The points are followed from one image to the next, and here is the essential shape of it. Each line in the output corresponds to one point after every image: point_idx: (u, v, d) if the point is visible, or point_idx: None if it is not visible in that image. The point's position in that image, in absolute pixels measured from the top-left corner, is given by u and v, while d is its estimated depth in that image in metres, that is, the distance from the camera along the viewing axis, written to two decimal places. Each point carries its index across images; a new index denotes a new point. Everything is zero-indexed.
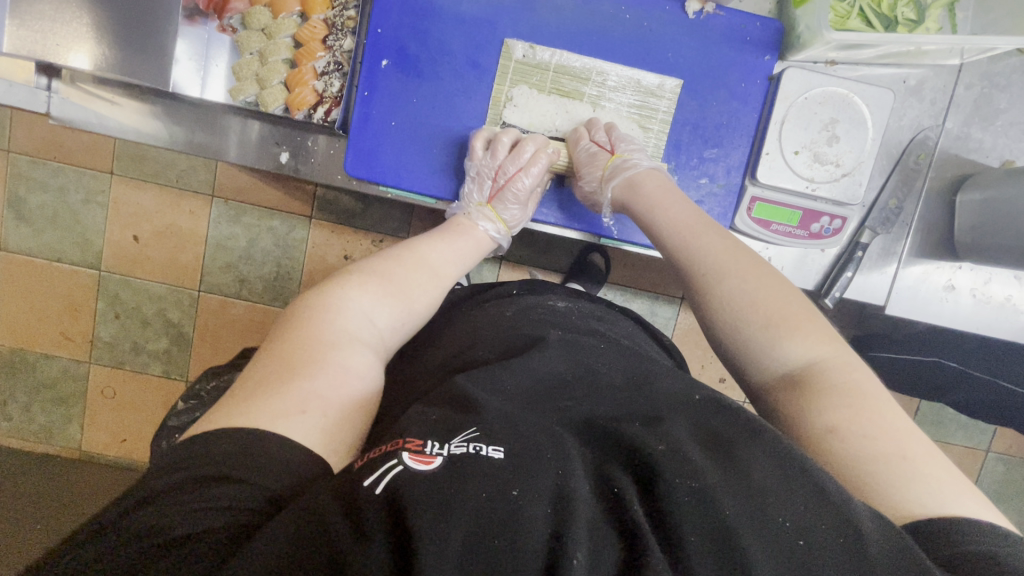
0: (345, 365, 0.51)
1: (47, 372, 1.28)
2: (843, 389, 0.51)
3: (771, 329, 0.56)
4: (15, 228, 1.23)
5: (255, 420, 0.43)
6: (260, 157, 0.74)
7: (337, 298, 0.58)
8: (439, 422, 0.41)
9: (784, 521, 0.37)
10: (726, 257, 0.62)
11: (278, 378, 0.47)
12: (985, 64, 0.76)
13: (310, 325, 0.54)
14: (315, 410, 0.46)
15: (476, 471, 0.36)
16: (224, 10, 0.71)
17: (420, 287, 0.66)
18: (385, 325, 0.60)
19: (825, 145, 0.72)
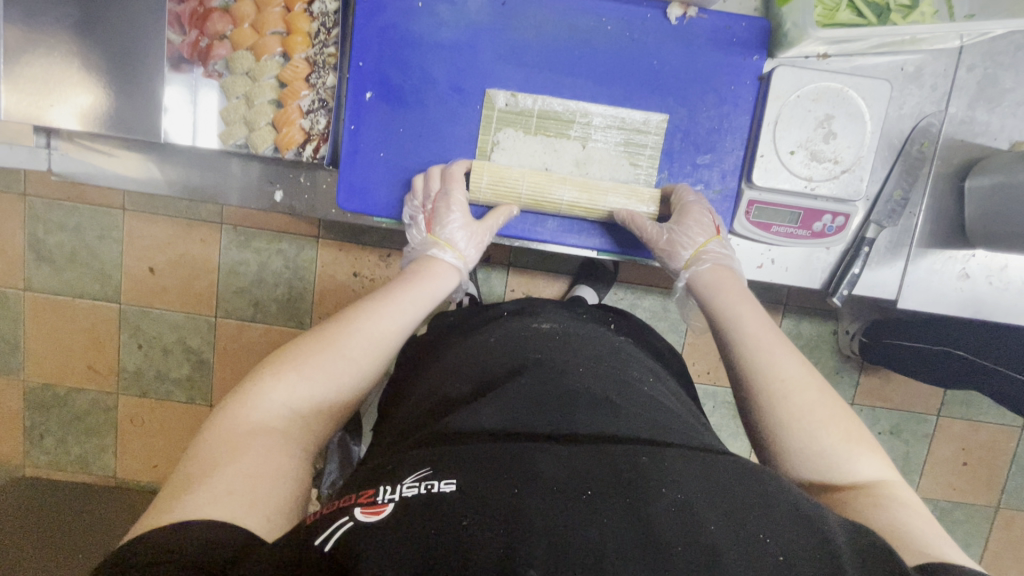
0: (265, 452, 0.46)
1: (77, 405, 1.32)
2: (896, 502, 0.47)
3: (848, 442, 0.51)
4: (37, 268, 1.27)
5: (181, 507, 0.40)
6: (257, 198, 0.76)
7: (257, 390, 0.51)
8: (394, 473, 0.40)
9: (759, 535, 0.35)
10: (799, 372, 0.56)
11: (202, 469, 0.44)
12: (987, 44, 0.74)
13: (222, 423, 0.48)
14: (242, 490, 0.43)
15: (430, 506, 0.35)
16: (208, 56, 0.72)
17: (350, 340, 0.57)
18: (309, 411, 0.52)
19: (822, 142, 0.71)
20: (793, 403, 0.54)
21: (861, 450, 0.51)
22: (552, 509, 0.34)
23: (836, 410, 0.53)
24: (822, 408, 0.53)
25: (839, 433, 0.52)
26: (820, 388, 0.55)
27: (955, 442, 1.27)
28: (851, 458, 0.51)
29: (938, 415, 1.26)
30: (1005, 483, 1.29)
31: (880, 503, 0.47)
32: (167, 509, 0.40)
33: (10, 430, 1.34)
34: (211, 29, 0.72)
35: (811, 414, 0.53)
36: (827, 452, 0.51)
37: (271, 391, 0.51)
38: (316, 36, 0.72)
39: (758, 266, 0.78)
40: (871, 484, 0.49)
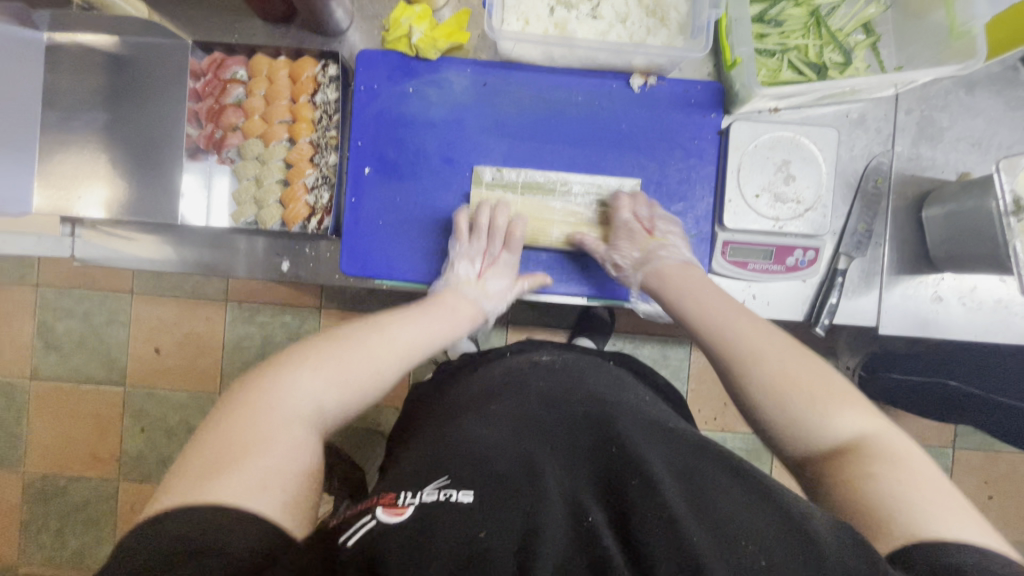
0: (276, 462, 0.48)
1: (77, 494, 1.31)
2: (895, 461, 0.52)
3: (817, 406, 0.57)
4: (45, 356, 1.30)
5: (219, 495, 0.44)
6: (265, 270, 0.81)
7: (291, 377, 0.55)
8: (415, 479, 0.49)
9: (744, 544, 0.41)
10: (755, 338, 0.63)
11: (233, 453, 0.47)
12: (919, 90, 0.82)
13: (250, 408, 0.52)
14: (277, 485, 0.46)
15: (446, 518, 0.44)
16: (223, 145, 0.80)
17: (382, 359, 0.62)
18: (332, 411, 0.56)
19: (783, 184, 0.77)
20: (750, 375, 0.61)
21: (841, 406, 0.57)
22: (555, 526, 0.43)
23: (800, 370, 0.59)
24: (797, 372, 0.59)
25: (804, 398, 0.57)
26: (787, 354, 0.61)
27: (977, 474, 1.25)
28: (831, 413, 0.56)
29: (954, 447, 1.25)
30: None
31: (871, 473, 0.51)
32: (207, 491, 0.44)
33: (8, 525, 1.32)
34: (225, 121, 0.79)
35: (774, 381, 0.59)
36: (799, 415, 0.57)
37: (295, 374, 0.55)
38: (319, 122, 0.79)
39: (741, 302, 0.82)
40: (855, 445, 0.54)
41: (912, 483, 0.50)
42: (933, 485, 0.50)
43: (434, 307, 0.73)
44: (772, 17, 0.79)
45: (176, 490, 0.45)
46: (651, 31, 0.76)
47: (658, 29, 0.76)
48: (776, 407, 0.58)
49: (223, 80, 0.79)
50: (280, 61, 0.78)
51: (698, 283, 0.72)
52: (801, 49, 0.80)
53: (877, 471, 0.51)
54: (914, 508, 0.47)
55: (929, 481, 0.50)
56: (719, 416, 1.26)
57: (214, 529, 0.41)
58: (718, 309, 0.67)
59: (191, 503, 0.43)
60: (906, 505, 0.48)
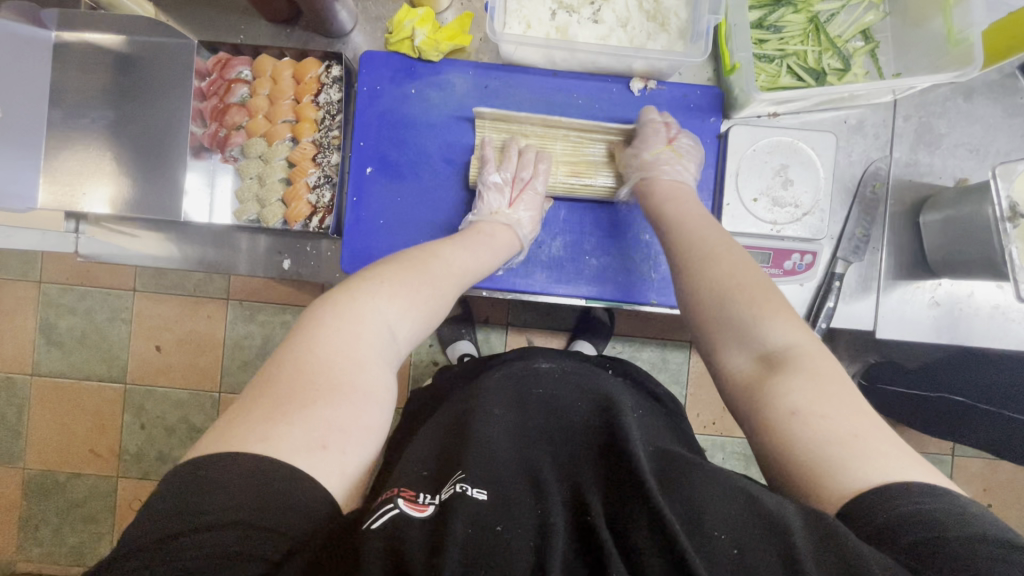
0: (364, 394, 0.51)
1: (77, 490, 1.31)
2: (810, 372, 0.52)
3: (754, 313, 0.57)
4: (47, 352, 1.31)
5: (277, 449, 0.44)
6: (266, 268, 0.81)
7: (367, 301, 0.57)
8: (430, 479, 0.50)
9: (717, 534, 0.42)
10: (698, 232, 0.66)
11: (300, 399, 0.48)
12: (917, 97, 0.83)
13: (327, 330, 0.53)
14: (336, 446, 0.47)
15: (463, 509, 0.44)
16: (226, 144, 0.80)
17: (442, 292, 0.64)
18: (404, 338, 0.60)
19: (781, 189, 0.78)
20: (699, 270, 0.62)
21: (772, 316, 0.56)
22: (565, 526, 0.44)
23: (747, 280, 0.60)
24: (734, 277, 0.60)
25: (748, 306, 0.58)
26: (738, 266, 0.61)
27: (976, 482, 1.25)
28: (755, 325, 0.56)
29: (952, 454, 1.25)
30: None
31: (797, 410, 0.49)
32: (263, 439, 0.44)
33: (7, 521, 1.33)
34: (229, 121, 0.80)
35: (713, 284, 0.60)
36: (737, 321, 0.57)
37: (372, 301, 0.57)
38: (322, 122, 0.80)
39: None
40: (781, 355, 0.54)
41: (838, 415, 0.48)
42: (863, 413, 0.49)
43: (473, 237, 0.73)
44: (771, 23, 0.80)
45: (239, 431, 0.45)
46: (651, 35, 0.77)
47: (658, 34, 0.77)
48: (716, 316, 0.59)
49: (227, 79, 0.79)
50: (284, 62, 0.78)
51: (676, 192, 0.72)
52: (800, 55, 0.80)
53: (798, 379, 0.51)
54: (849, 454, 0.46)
55: (849, 401, 0.50)
56: (717, 420, 1.26)
57: (259, 495, 0.41)
58: (674, 219, 0.69)
59: (242, 454, 0.43)
60: (839, 443, 0.46)
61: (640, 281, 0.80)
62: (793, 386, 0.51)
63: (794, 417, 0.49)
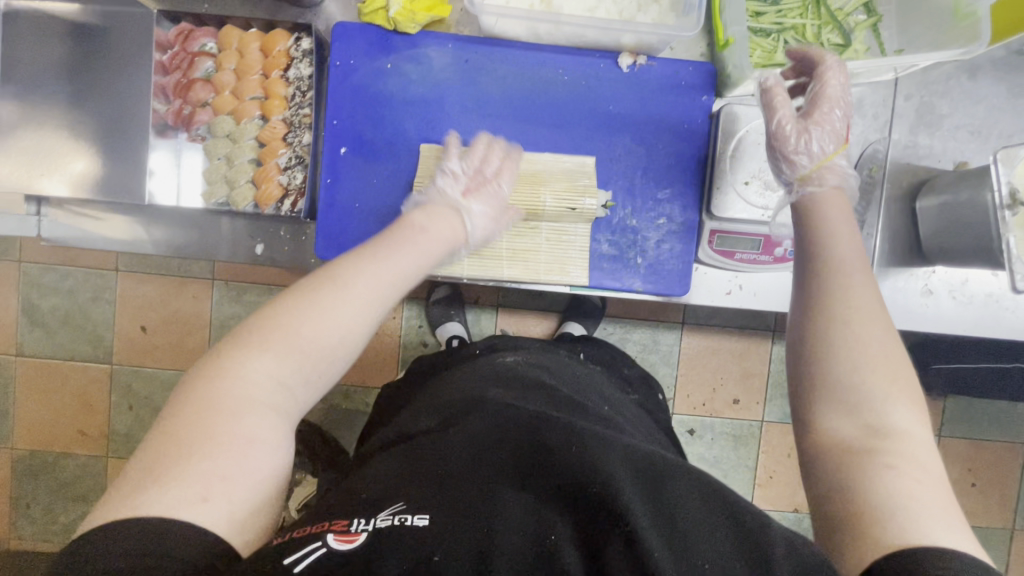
0: (248, 435, 0.45)
1: (67, 470, 1.31)
2: (910, 460, 0.47)
3: (892, 385, 0.50)
4: (30, 333, 1.28)
5: (166, 508, 0.40)
6: (237, 252, 0.78)
7: (240, 363, 0.47)
8: (364, 500, 0.45)
9: (698, 559, 0.40)
10: (850, 262, 0.55)
11: (169, 456, 0.42)
12: (919, 75, 0.79)
13: (229, 371, 0.47)
14: (221, 494, 0.42)
15: (399, 541, 0.41)
16: (191, 122, 0.76)
17: (358, 279, 0.52)
18: (288, 371, 0.49)
19: (774, 171, 0.73)
20: (856, 330, 0.51)
21: (902, 396, 0.50)
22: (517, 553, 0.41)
23: (887, 350, 0.51)
24: (884, 342, 0.51)
25: (886, 380, 0.50)
26: (890, 338, 0.52)
27: (960, 462, 1.26)
28: (888, 402, 0.49)
29: (939, 435, 1.24)
30: (1017, 501, 1.26)
31: (894, 465, 0.46)
32: (138, 504, 0.40)
33: None
34: (194, 97, 0.76)
35: (844, 345, 0.51)
36: (869, 384, 0.50)
37: (253, 363, 0.47)
38: (292, 99, 0.75)
39: (727, 292, 0.81)
40: (894, 437, 0.48)
41: (927, 511, 0.44)
42: (947, 508, 0.45)
43: (404, 233, 0.58)
44: None
45: (142, 500, 0.40)
46: (641, 7, 0.72)
47: (649, 5, 0.72)
48: (829, 366, 0.51)
49: (191, 52, 0.76)
50: (251, 35, 0.74)
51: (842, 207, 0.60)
52: (798, 29, 0.76)
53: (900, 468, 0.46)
54: (931, 525, 0.43)
55: (948, 498, 0.46)
56: (708, 402, 1.25)
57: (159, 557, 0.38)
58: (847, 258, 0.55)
59: (127, 523, 0.39)
60: (925, 539, 0.42)
61: (629, 266, 0.78)
62: (896, 474, 0.46)
63: (892, 473, 0.46)
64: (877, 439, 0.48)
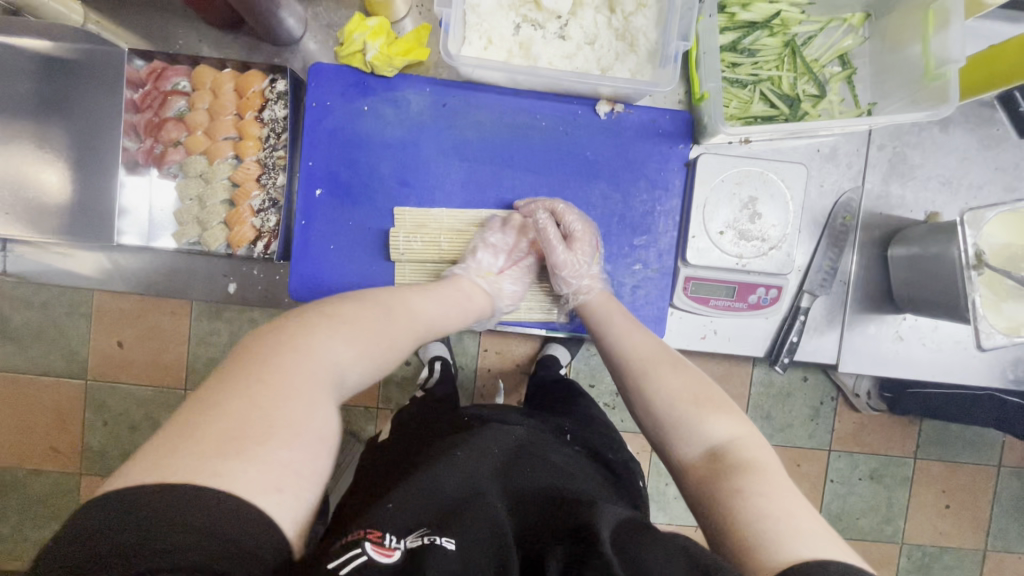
0: (312, 427, 0.43)
1: (38, 487, 1.28)
2: (750, 465, 0.49)
3: (697, 406, 0.55)
4: (1, 347, 1.24)
5: (228, 479, 0.37)
6: (209, 291, 0.78)
7: (314, 341, 0.47)
8: (396, 516, 0.47)
9: None
10: (650, 350, 0.63)
11: (249, 429, 0.40)
12: (892, 126, 0.80)
13: (302, 361, 0.45)
14: (291, 488, 0.40)
15: (435, 560, 0.43)
16: (162, 161, 0.74)
17: (400, 331, 0.57)
18: (354, 382, 0.50)
19: (748, 222, 0.75)
20: (652, 381, 0.59)
21: (712, 413, 0.54)
22: None
23: (684, 382, 0.58)
24: (685, 385, 0.58)
25: (688, 402, 0.56)
26: (676, 368, 0.60)
27: (935, 486, 1.19)
28: (698, 423, 0.54)
29: (915, 456, 1.17)
30: (989, 525, 1.20)
31: (741, 489, 0.46)
32: (215, 473, 0.37)
33: None
34: (166, 136, 0.74)
35: (657, 390, 0.58)
36: (681, 417, 0.55)
37: (329, 344, 0.48)
38: (267, 140, 0.74)
39: (702, 337, 0.80)
40: (725, 449, 0.51)
41: (783, 511, 0.44)
42: (800, 504, 0.45)
43: (446, 289, 0.67)
44: (745, 47, 0.75)
45: (178, 463, 0.37)
46: (619, 57, 0.73)
47: (626, 55, 0.72)
48: (654, 406, 0.58)
49: (162, 91, 0.74)
50: (225, 75, 0.72)
51: (606, 311, 0.70)
52: (774, 80, 0.77)
53: (745, 474, 0.47)
54: (781, 521, 0.43)
55: (798, 495, 0.47)
56: None
57: (226, 539, 0.34)
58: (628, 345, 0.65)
59: (187, 485, 0.35)
60: (778, 522, 0.43)
61: None
62: (746, 480, 0.47)
63: (741, 495, 0.46)
64: (715, 462, 0.50)
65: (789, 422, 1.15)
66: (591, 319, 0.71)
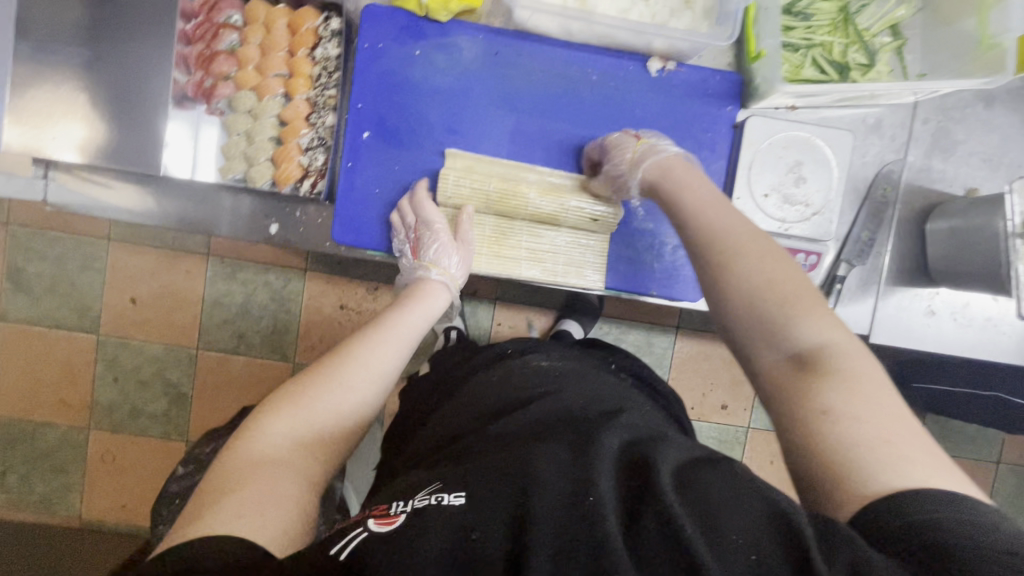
0: (257, 481, 0.49)
1: (46, 441, 1.27)
2: (845, 375, 0.47)
3: (786, 306, 0.51)
4: (14, 298, 1.24)
5: (213, 523, 0.44)
6: (250, 230, 0.75)
7: (260, 430, 0.54)
8: (406, 494, 0.50)
9: (740, 544, 0.40)
10: (733, 228, 0.58)
11: (207, 502, 0.47)
12: (938, 99, 0.80)
13: (232, 456, 0.52)
14: (253, 511, 0.46)
15: (436, 514, 0.43)
16: (212, 95, 0.74)
17: (377, 353, 0.62)
18: (334, 425, 0.57)
19: (793, 186, 0.75)
20: (731, 266, 0.55)
21: (805, 313, 0.51)
22: (552, 506, 0.42)
23: (781, 273, 0.54)
24: (766, 272, 0.54)
25: (776, 298, 0.52)
26: (762, 247, 0.56)
27: None
28: (783, 325, 0.51)
29: None
30: None
31: (830, 410, 0.45)
32: (205, 525, 0.44)
33: None
34: (216, 69, 0.74)
35: (740, 280, 0.54)
36: (765, 313, 0.52)
37: (274, 421, 0.55)
38: (317, 79, 0.74)
39: None
40: (818, 355, 0.49)
41: (874, 423, 0.44)
42: (899, 419, 0.45)
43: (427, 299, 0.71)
44: (801, 9, 0.76)
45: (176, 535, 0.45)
46: (675, 12, 0.72)
47: (682, 11, 0.72)
48: (733, 291, 0.54)
49: (215, 24, 0.74)
50: (280, 11, 0.73)
51: (687, 174, 0.64)
52: (826, 46, 0.76)
53: (830, 383, 0.46)
54: (875, 447, 0.43)
55: (895, 409, 0.45)
56: (698, 406, 1.27)
57: (218, 547, 0.41)
58: (695, 201, 0.61)
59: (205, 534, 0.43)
60: (869, 443, 0.43)
61: (645, 272, 0.79)
62: (825, 388, 0.46)
63: (828, 416, 0.45)
64: (804, 368, 0.49)
65: None
66: (660, 184, 0.65)
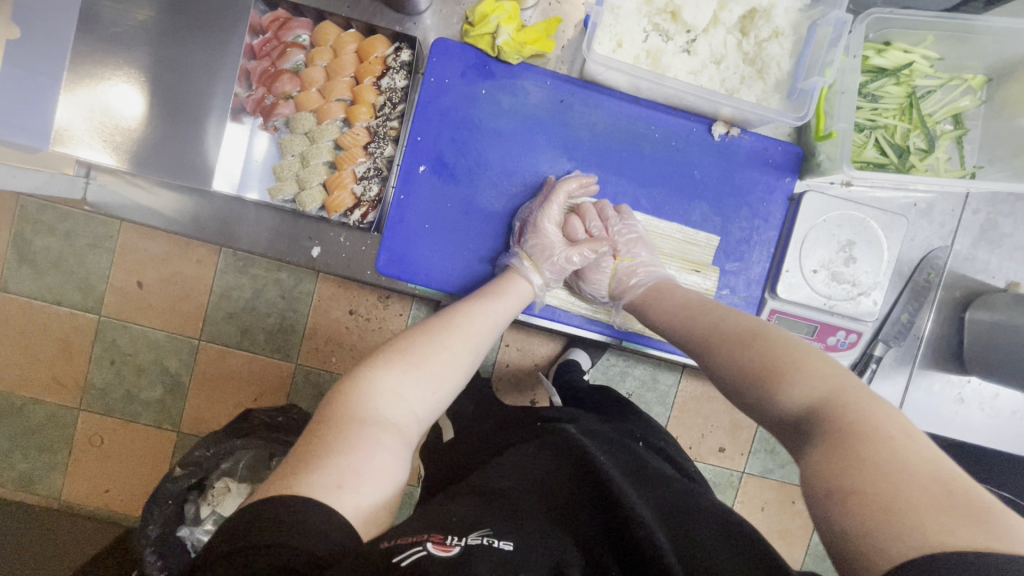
0: (367, 450, 0.48)
1: (34, 418, 1.16)
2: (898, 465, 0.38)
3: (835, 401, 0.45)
4: (16, 270, 1.12)
5: (310, 489, 0.43)
6: (289, 251, 0.75)
7: (370, 382, 0.54)
8: (452, 522, 0.44)
9: None
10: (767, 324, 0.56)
11: (309, 454, 0.46)
12: (991, 192, 0.81)
13: (342, 407, 0.51)
14: (352, 485, 0.45)
15: (488, 558, 0.40)
16: (271, 113, 0.72)
17: (477, 331, 0.63)
18: (427, 406, 0.56)
19: (843, 265, 0.75)
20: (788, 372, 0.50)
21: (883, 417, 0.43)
22: None
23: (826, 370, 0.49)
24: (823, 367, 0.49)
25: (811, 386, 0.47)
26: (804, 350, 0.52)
27: None
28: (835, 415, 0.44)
29: None
30: None
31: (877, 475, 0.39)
32: (299, 485, 0.43)
33: None
34: (278, 88, 0.72)
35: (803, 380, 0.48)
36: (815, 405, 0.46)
37: (384, 381, 0.54)
38: (381, 108, 0.73)
39: None
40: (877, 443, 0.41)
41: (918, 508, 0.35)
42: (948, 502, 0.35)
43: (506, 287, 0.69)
44: (869, 91, 0.76)
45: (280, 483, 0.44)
46: (746, 80, 0.73)
47: (754, 79, 0.72)
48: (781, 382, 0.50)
49: (283, 42, 0.72)
50: (350, 35, 0.71)
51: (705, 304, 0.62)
52: (889, 128, 0.77)
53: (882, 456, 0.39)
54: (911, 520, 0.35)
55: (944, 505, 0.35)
56: (694, 446, 1.17)
57: (307, 530, 0.39)
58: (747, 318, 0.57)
59: (304, 498, 0.42)
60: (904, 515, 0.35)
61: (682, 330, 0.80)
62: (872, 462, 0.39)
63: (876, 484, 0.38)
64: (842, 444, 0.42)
65: (791, 460, 1.18)
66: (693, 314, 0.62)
